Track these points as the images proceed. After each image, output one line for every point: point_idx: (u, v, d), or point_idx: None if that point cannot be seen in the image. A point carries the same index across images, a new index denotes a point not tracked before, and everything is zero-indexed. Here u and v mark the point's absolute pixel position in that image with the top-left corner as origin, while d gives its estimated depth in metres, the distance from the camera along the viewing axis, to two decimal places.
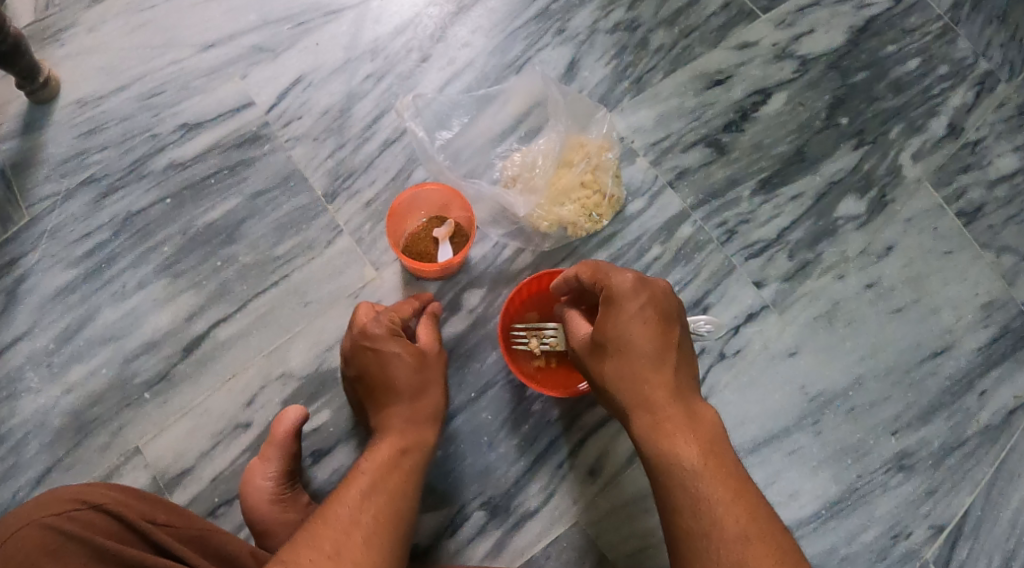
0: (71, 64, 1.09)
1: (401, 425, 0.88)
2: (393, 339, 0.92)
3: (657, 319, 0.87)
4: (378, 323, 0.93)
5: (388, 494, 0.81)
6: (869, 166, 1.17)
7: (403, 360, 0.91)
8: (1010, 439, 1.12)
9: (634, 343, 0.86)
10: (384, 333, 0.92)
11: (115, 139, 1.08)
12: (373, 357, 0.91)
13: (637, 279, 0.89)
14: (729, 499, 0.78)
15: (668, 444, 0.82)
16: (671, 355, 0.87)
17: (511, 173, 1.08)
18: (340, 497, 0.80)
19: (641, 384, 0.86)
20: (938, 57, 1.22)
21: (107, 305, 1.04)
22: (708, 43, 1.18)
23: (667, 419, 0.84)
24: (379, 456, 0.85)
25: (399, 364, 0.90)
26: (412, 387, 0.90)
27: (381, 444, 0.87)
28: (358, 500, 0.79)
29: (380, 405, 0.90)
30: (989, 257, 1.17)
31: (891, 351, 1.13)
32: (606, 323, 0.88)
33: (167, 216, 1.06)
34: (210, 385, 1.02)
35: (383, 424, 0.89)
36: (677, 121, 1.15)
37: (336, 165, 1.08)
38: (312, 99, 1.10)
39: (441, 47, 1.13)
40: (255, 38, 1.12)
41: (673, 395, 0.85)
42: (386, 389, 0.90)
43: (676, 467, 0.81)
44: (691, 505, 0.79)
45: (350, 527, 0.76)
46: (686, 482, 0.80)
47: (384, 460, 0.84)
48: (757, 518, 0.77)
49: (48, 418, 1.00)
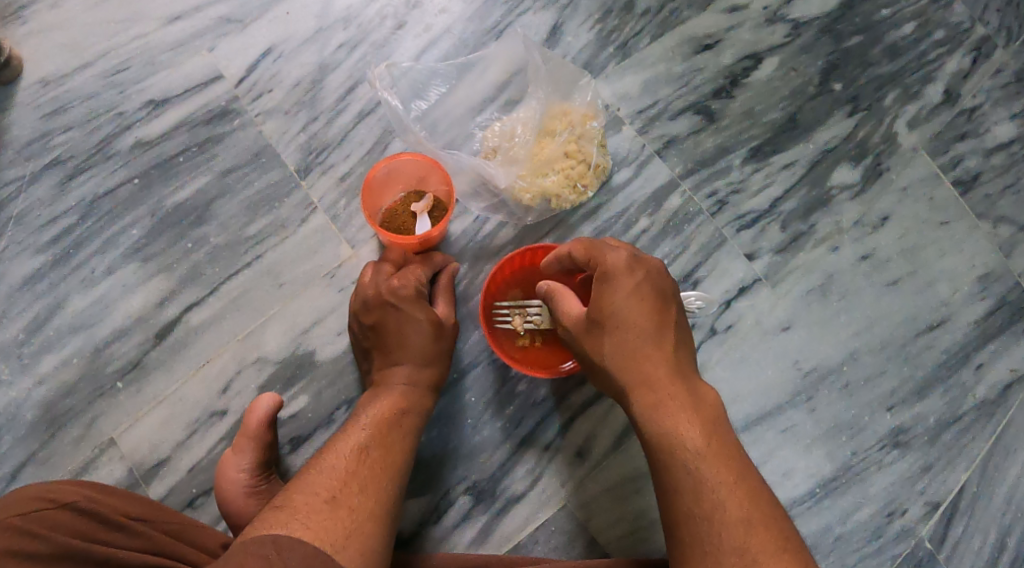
0: (32, 41, 1.04)
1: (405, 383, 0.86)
2: (416, 300, 0.90)
3: (656, 296, 0.84)
4: (402, 282, 0.90)
5: (389, 452, 0.80)
6: (863, 134, 1.13)
7: (422, 324, 0.88)
8: (1007, 413, 1.10)
9: (631, 319, 0.83)
10: (407, 293, 0.90)
11: (80, 119, 1.03)
12: (395, 316, 0.89)
13: (628, 255, 0.86)
14: (732, 481, 0.76)
15: (670, 422, 0.79)
16: (669, 333, 0.84)
17: (490, 144, 1.04)
18: (336, 448, 0.78)
19: (642, 361, 0.82)
20: (934, 20, 1.17)
21: (75, 292, 0.99)
22: (696, 6, 1.13)
23: (669, 399, 0.80)
24: (379, 411, 0.83)
25: (418, 327, 0.88)
26: (427, 351, 0.88)
27: (382, 400, 0.84)
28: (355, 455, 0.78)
29: (386, 360, 0.88)
30: (986, 227, 1.13)
31: (886, 324, 1.10)
32: (601, 300, 0.84)
33: (136, 198, 1.02)
34: (184, 372, 0.98)
35: (387, 379, 0.87)
36: (664, 88, 1.10)
37: (310, 139, 1.04)
38: (283, 71, 1.05)
39: (418, 14, 1.08)
40: (223, 8, 1.06)
41: (673, 373, 0.82)
42: (396, 346, 0.88)
43: (677, 447, 0.78)
44: (692, 485, 0.76)
45: (348, 482, 0.75)
46: (688, 463, 0.77)
47: (385, 416, 0.82)
48: (760, 501, 0.75)
49: (19, 411, 0.96)
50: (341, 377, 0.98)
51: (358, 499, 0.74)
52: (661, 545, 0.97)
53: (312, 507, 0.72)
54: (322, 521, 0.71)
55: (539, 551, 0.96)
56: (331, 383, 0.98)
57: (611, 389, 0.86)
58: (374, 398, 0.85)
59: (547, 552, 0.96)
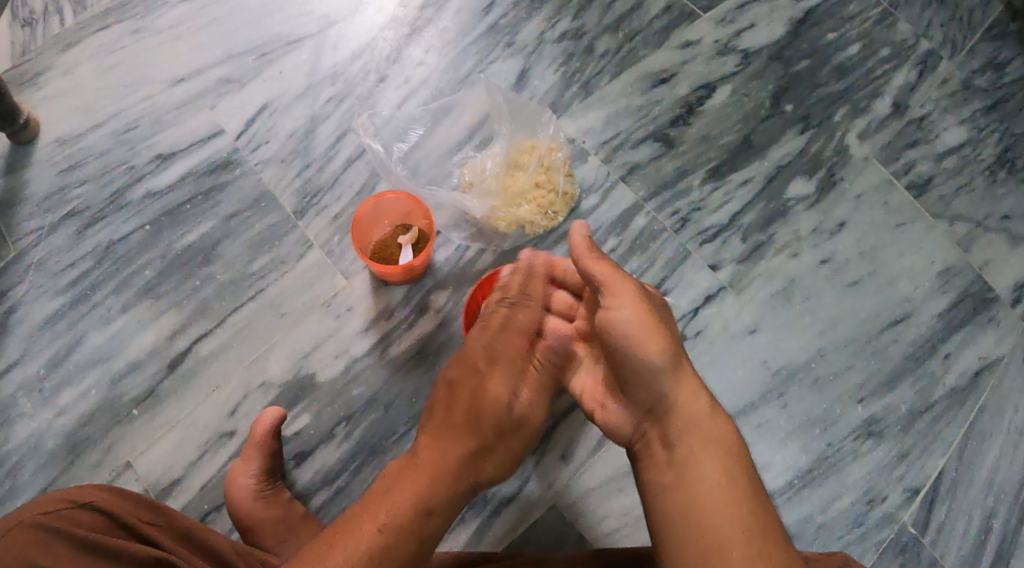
0: (47, 105, 1.16)
1: (473, 448, 0.82)
2: (512, 362, 0.89)
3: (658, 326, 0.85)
4: (505, 339, 0.90)
5: (431, 524, 0.77)
6: (816, 148, 1.22)
7: (498, 395, 0.86)
8: (978, 400, 1.15)
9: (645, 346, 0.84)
10: (500, 356, 0.88)
11: (94, 174, 1.15)
12: (491, 372, 0.87)
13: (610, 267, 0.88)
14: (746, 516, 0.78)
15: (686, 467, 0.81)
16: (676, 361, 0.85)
17: (467, 179, 1.15)
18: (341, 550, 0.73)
19: (655, 391, 0.84)
20: (878, 41, 1.27)
21: (92, 329, 1.09)
22: (652, 44, 1.23)
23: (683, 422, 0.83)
24: (400, 509, 0.76)
25: (502, 394, 0.86)
26: (502, 421, 0.85)
27: (409, 487, 0.78)
28: (398, 523, 0.75)
29: (434, 436, 0.83)
30: (943, 226, 1.21)
31: (851, 321, 1.16)
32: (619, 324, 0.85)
33: (146, 242, 1.12)
34: (195, 399, 1.07)
35: (425, 454, 0.81)
36: (625, 120, 1.20)
37: (304, 184, 1.14)
38: (278, 124, 1.17)
39: (398, 67, 1.19)
40: (222, 70, 1.19)
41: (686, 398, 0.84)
42: (453, 426, 0.82)
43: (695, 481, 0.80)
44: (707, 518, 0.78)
45: (383, 554, 0.74)
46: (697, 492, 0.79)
47: (406, 515, 0.76)
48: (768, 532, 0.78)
49: (42, 440, 1.05)
50: (339, 396, 1.07)
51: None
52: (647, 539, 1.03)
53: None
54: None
55: (531, 549, 1.02)
56: (330, 402, 1.06)
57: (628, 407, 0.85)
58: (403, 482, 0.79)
59: (539, 550, 1.02)
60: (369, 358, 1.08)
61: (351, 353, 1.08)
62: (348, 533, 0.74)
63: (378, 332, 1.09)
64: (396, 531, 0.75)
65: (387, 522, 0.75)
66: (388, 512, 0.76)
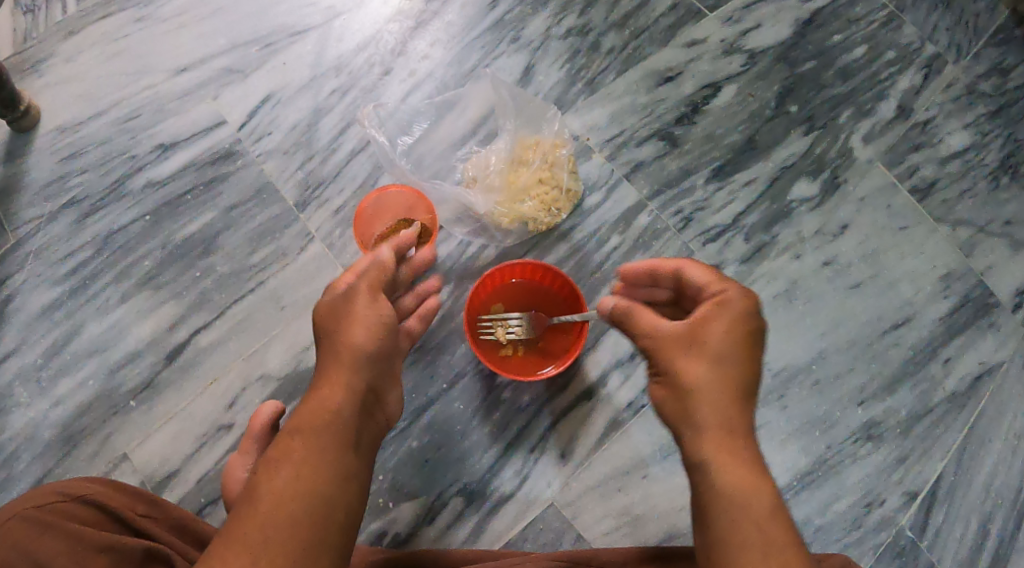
0: (49, 92, 1.15)
1: (353, 393, 0.80)
2: (371, 317, 0.84)
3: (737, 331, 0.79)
4: (357, 295, 0.85)
5: (329, 465, 0.74)
6: (820, 150, 1.21)
7: (374, 334, 0.82)
8: (977, 404, 1.15)
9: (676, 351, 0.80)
10: (362, 314, 0.84)
11: (95, 162, 1.14)
12: (344, 326, 0.83)
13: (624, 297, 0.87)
14: (758, 499, 0.73)
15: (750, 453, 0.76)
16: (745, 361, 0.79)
17: (471, 174, 1.14)
18: (274, 456, 0.74)
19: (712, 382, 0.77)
20: (884, 44, 1.26)
21: (91, 319, 1.08)
22: (658, 42, 1.23)
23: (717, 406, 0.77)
24: (317, 413, 0.78)
25: (365, 343, 0.82)
26: (377, 367, 0.82)
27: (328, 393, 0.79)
28: (292, 476, 0.73)
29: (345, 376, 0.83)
30: (945, 230, 1.20)
31: (852, 324, 1.16)
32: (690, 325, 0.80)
33: (146, 232, 1.12)
34: (193, 390, 1.06)
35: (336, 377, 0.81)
36: (630, 118, 1.20)
37: (306, 176, 1.14)
38: (281, 115, 1.16)
39: (403, 60, 1.18)
40: (225, 60, 1.18)
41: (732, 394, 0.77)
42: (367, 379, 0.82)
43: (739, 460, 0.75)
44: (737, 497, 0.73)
45: (282, 512, 0.70)
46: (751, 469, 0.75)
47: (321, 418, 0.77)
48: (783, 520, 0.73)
49: (39, 430, 1.05)
50: None
51: (302, 523, 0.70)
52: (645, 537, 1.03)
53: (254, 547, 0.68)
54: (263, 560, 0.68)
55: (529, 547, 1.02)
56: None
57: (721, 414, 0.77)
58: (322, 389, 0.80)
59: (537, 548, 1.02)
60: None
61: None
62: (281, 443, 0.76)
63: None
64: (299, 482, 0.72)
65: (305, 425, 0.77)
66: (285, 469, 0.73)
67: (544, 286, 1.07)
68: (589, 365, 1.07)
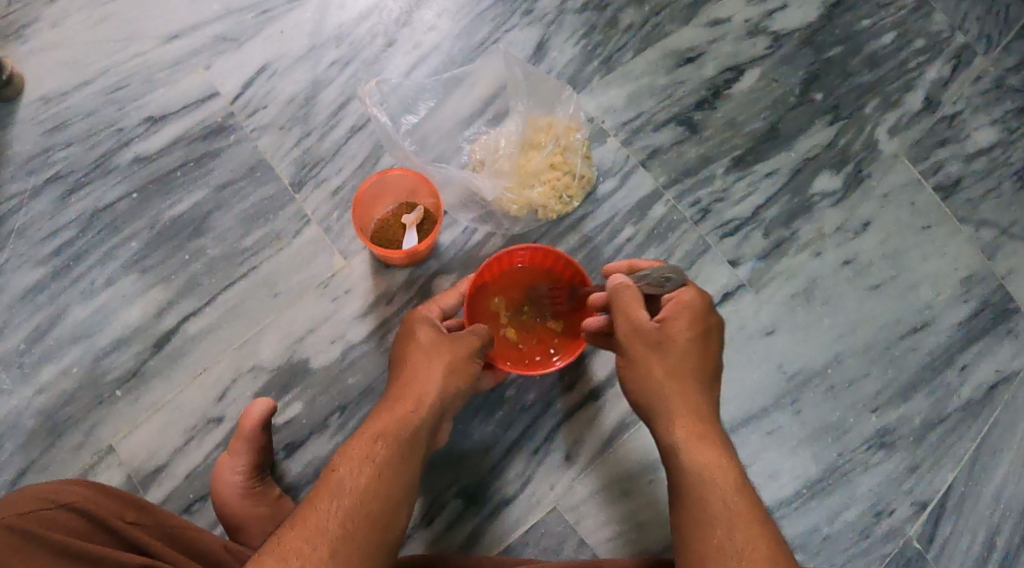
0: (33, 60, 1.09)
1: (433, 413, 0.81)
2: (473, 361, 0.85)
3: (703, 317, 0.84)
4: (469, 334, 0.86)
5: (407, 472, 0.76)
6: (844, 142, 1.15)
7: (467, 375, 0.84)
8: (993, 414, 1.11)
9: (641, 367, 0.82)
10: (464, 352, 0.85)
11: (80, 135, 1.07)
12: (444, 357, 0.84)
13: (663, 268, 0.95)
14: (725, 512, 0.73)
15: (703, 461, 0.77)
16: (711, 338, 0.84)
17: (478, 157, 1.08)
18: (353, 454, 0.76)
19: (676, 394, 0.81)
20: (913, 31, 1.19)
21: (76, 303, 1.04)
22: (678, 20, 1.16)
23: (680, 417, 0.80)
24: (397, 417, 0.79)
25: (459, 381, 0.83)
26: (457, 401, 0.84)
27: (405, 403, 0.81)
28: (376, 477, 0.74)
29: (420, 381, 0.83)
30: (968, 231, 1.15)
31: (869, 327, 1.12)
32: (659, 327, 0.82)
33: (134, 211, 1.06)
34: (181, 380, 1.02)
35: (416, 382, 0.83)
36: (648, 100, 1.13)
37: (303, 154, 1.07)
38: (277, 87, 1.09)
39: (408, 31, 1.11)
40: (219, 26, 1.10)
41: (699, 387, 0.82)
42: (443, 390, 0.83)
43: (698, 474, 0.76)
44: (699, 515, 0.74)
45: (364, 508, 0.72)
46: (698, 486, 0.76)
47: (400, 425, 0.79)
48: (755, 527, 0.73)
49: (22, 419, 1.01)
50: (334, 384, 1.02)
51: (381, 523, 0.72)
52: (649, 545, 0.99)
53: (324, 532, 0.69)
54: (338, 552, 0.68)
55: (529, 552, 0.98)
56: (323, 390, 1.02)
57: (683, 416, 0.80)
58: (397, 398, 0.81)
59: (537, 554, 0.98)
60: (366, 345, 1.03)
61: (348, 339, 1.03)
62: (361, 439, 0.77)
63: (377, 317, 1.04)
64: (378, 483, 0.74)
65: (387, 427, 0.78)
66: (368, 469, 0.74)
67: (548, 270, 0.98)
68: (597, 363, 1.02)
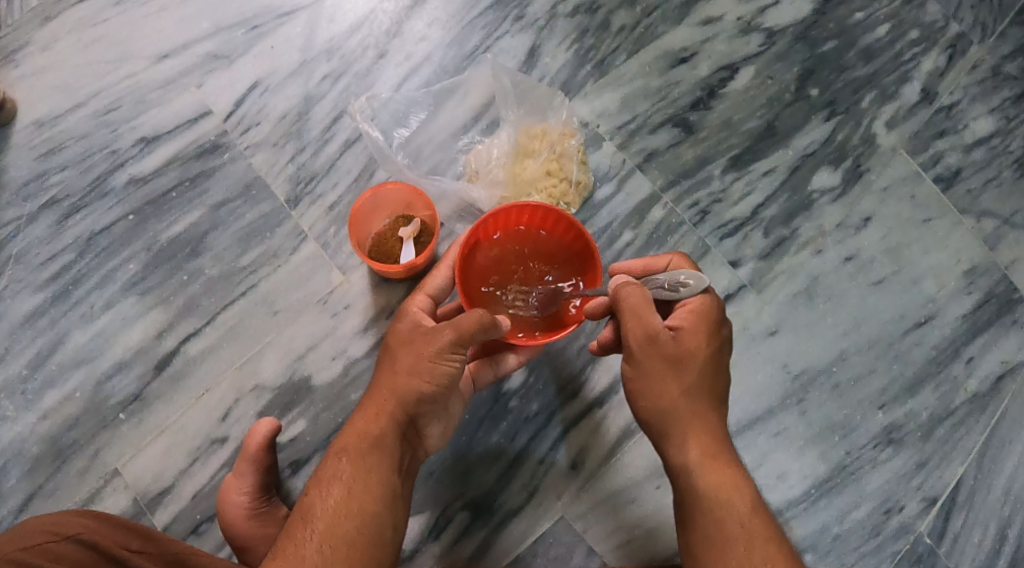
0: (25, 85, 1.08)
1: (398, 420, 0.78)
2: (443, 359, 0.77)
3: (718, 330, 0.81)
4: (440, 330, 0.78)
5: (379, 484, 0.75)
6: (842, 137, 1.14)
7: (435, 376, 0.77)
8: (1000, 406, 1.10)
9: (657, 382, 0.80)
10: (431, 352, 0.78)
11: (74, 158, 1.07)
12: (406, 359, 0.79)
13: (684, 259, 0.88)
14: (743, 531, 0.75)
15: (716, 482, 0.78)
16: (723, 351, 0.82)
17: (473, 167, 1.08)
18: (321, 476, 0.75)
19: (689, 412, 0.80)
20: (907, 23, 1.18)
21: (76, 327, 1.03)
22: (670, 21, 1.15)
23: (694, 437, 0.79)
24: (363, 429, 0.78)
25: (424, 384, 0.78)
26: (428, 403, 0.78)
27: (368, 412, 0.79)
28: (344, 497, 0.73)
29: (388, 383, 0.79)
30: (969, 222, 1.14)
31: (874, 323, 1.11)
32: (674, 338, 0.80)
33: (131, 233, 1.06)
34: (184, 402, 1.02)
35: (382, 387, 0.79)
36: (643, 102, 1.12)
37: (298, 169, 1.07)
38: (270, 104, 1.09)
39: (399, 42, 1.10)
40: (209, 45, 1.10)
41: (710, 406, 0.81)
42: (409, 392, 0.78)
43: (713, 497, 0.77)
44: (717, 535, 0.75)
45: (339, 529, 0.71)
46: (713, 510, 0.76)
47: (368, 437, 0.77)
48: (771, 543, 0.74)
49: (26, 445, 1.01)
50: (337, 401, 1.02)
51: (357, 544, 0.71)
52: (660, 551, 0.98)
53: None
54: None
55: (539, 563, 0.97)
56: (327, 407, 1.02)
57: (695, 433, 0.80)
58: (362, 407, 0.79)
59: (547, 563, 0.97)
60: (368, 360, 1.03)
61: (350, 355, 1.03)
62: (331, 457, 0.77)
63: (378, 331, 1.03)
64: (351, 503, 0.73)
65: (352, 443, 0.77)
66: (336, 489, 0.74)
67: (550, 235, 0.90)
68: (600, 370, 1.01)
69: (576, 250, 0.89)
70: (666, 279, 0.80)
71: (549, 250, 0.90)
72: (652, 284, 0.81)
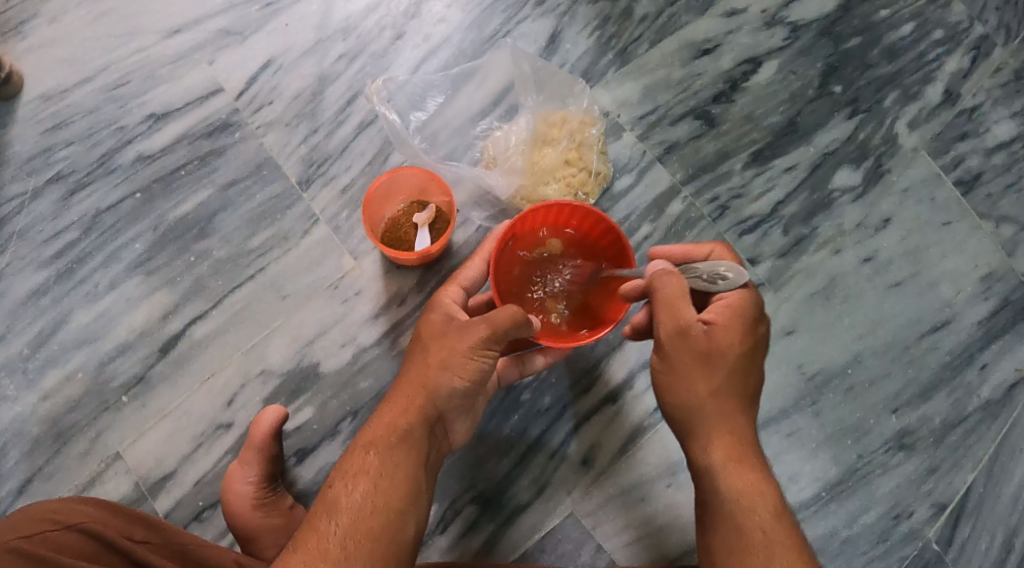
0: (32, 57, 1.06)
1: (427, 415, 0.76)
2: (476, 355, 0.76)
3: (753, 328, 0.79)
4: (474, 324, 0.76)
5: (404, 480, 0.73)
6: (864, 136, 1.12)
7: (467, 372, 0.76)
8: (1012, 413, 1.08)
9: (685, 378, 0.79)
10: (463, 347, 0.76)
11: (81, 134, 1.04)
12: (438, 353, 0.77)
13: (728, 249, 0.86)
14: (764, 539, 0.73)
15: (741, 486, 0.76)
16: (757, 349, 0.80)
17: (490, 154, 1.05)
18: (347, 469, 0.74)
19: (717, 411, 0.78)
20: (932, 22, 1.16)
21: (79, 307, 1.01)
22: (694, 11, 1.12)
23: (720, 438, 0.78)
24: (391, 422, 0.76)
25: (456, 379, 0.76)
26: (458, 399, 0.77)
27: (396, 405, 0.77)
28: (370, 492, 0.71)
29: (419, 377, 0.77)
30: (988, 227, 1.12)
31: (890, 326, 1.09)
32: (706, 332, 0.78)
33: (138, 211, 1.03)
34: (189, 386, 1.00)
35: (412, 380, 0.77)
36: (664, 93, 1.10)
37: (310, 151, 1.05)
38: (283, 83, 1.06)
39: (416, 24, 1.08)
40: (222, 20, 1.07)
41: (739, 406, 0.79)
42: (441, 386, 0.76)
43: (738, 502, 0.75)
44: (738, 541, 0.74)
45: (362, 526, 0.70)
46: (735, 514, 0.75)
47: (396, 430, 0.75)
48: (793, 552, 0.73)
49: (26, 426, 0.98)
50: (345, 389, 1.00)
51: (381, 542, 0.69)
52: (669, 550, 0.97)
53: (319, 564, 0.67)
54: None
55: (546, 559, 0.96)
56: (334, 395, 1.00)
57: (722, 435, 0.78)
58: (391, 399, 0.78)
59: (554, 560, 0.96)
60: (378, 348, 1.01)
61: (359, 342, 1.01)
62: (357, 450, 0.75)
63: (388, 319, 1.01)
64: (377, 498, 0.71)
65: (380, 437, 0.75)
66: (362, 483, 0.72)
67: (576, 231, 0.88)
68: (614, 365, 1.00)
69: (609, 254, 0.87)
70: (706, 270, 0.79)
71: (576, 250, 0.89)
72: (691, 274, 0.80)
